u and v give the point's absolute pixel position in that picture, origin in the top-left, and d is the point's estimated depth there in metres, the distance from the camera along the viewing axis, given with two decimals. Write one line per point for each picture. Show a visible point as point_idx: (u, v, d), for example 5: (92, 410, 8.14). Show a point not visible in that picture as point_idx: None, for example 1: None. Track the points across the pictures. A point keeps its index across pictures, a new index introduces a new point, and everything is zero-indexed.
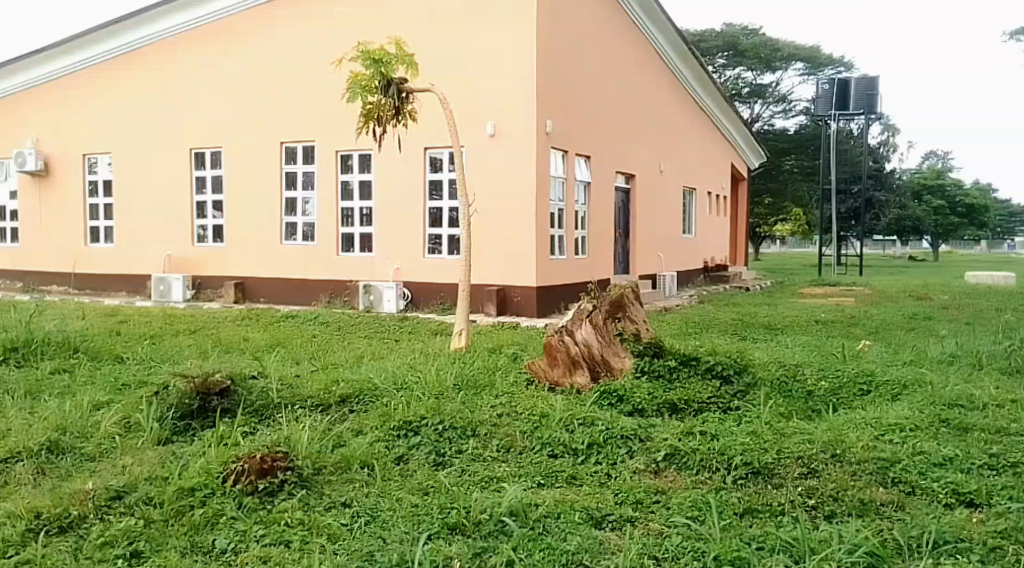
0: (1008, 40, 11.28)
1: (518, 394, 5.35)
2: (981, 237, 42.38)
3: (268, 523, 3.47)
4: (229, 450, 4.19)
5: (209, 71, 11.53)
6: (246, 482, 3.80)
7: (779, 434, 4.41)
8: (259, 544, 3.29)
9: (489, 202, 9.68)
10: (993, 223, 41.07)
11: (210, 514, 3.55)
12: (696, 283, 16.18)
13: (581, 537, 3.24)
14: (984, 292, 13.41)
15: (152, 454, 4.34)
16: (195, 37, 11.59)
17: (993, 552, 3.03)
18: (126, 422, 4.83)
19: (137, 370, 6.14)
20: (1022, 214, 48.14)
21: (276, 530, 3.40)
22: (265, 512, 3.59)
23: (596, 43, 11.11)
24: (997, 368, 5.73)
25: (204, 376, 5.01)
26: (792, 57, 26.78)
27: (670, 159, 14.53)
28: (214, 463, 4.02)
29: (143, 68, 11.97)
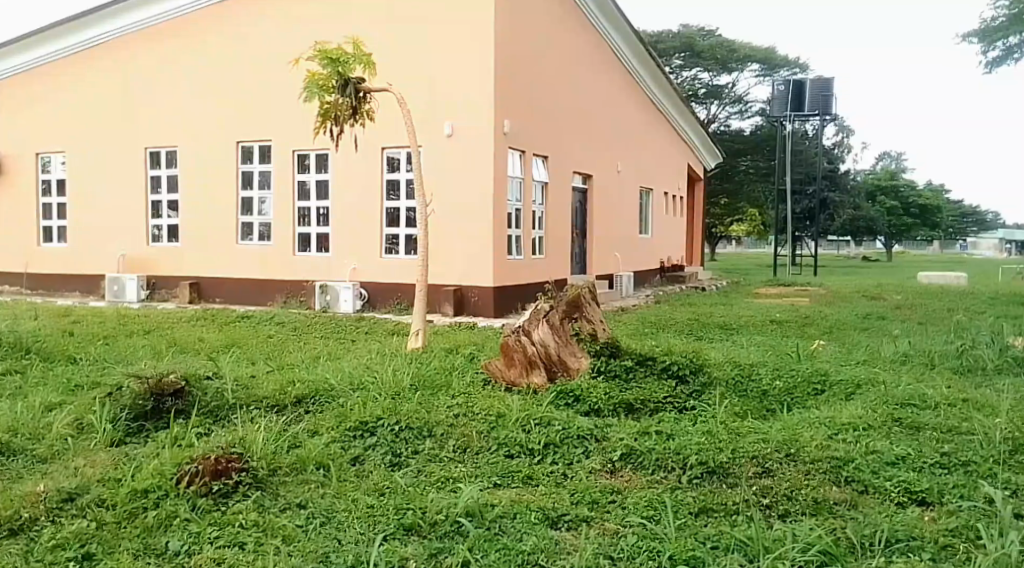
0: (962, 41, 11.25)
1: (475, 394, 5.26)
2: (933, 237, 43.42)
3: (223, 525, 3.32)
4: (184, 451, 4.02)
5: (165, 68, 11.21)
6: (200, 484, 3.64)
7: (734, 434, 4.39)
8: (214, 545, 3.14)
9: (446, 202, 9.57)
10: (945, 224, 42.09)
11: (164, 516, 3.39)
12: (653, 283, 16.27)
13: (537, 537, 3.17)
14: (932, 293, 13.70)
15: (105, 456, 4.15)
16: (150, 35, 11.25)
17: (945, 550, 3.03)
18: (78, 423, 4.62)
19: (90, 371, 5.91)
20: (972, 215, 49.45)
21: (231, 532, 3.25)
22: (220, 513, 3.44)
23: (553, 43, 11.08)
24: (949, 368, 5.81)
25: (158, 377, 4.84)
26: (748, 58, 27.18)
27: (628, 158, 14.59)
28: (167, 464, 3.85)
29: (99, 65, 11.61)
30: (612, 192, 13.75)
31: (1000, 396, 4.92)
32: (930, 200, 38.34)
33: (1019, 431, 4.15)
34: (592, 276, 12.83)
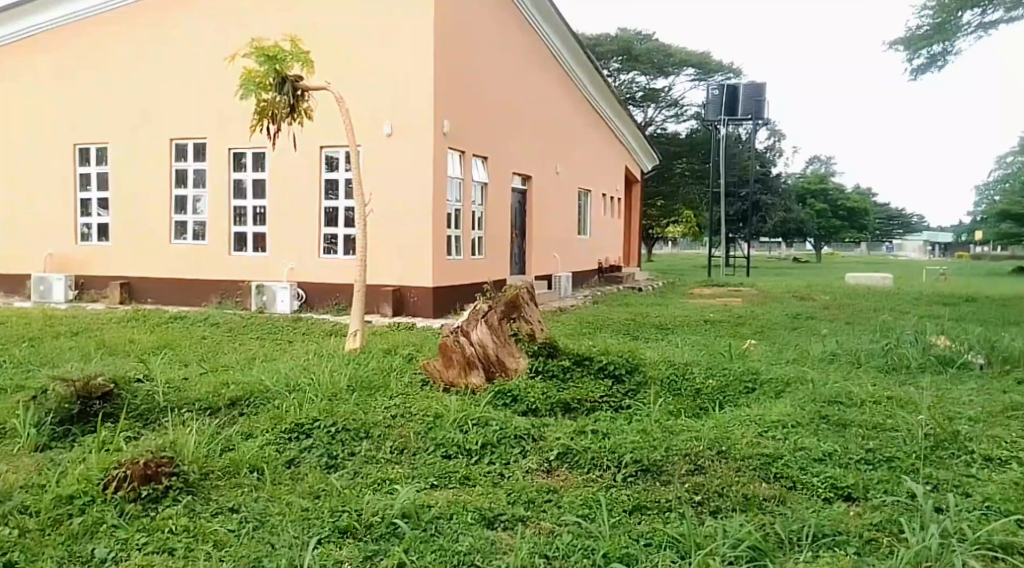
0: (888, 48, 11.40)
1: (413, 395, 5.20)
2: (860, 239, 45.00)
3: (151, 531, 3.20)
4: (112, 456, 3.84)
5: (99, 62, 10.79)
6: (128, 489, 3.50)
7: (668, 432, 4.45)
8: (141, 552, 3.02)
9: (384, 201, 9.46)
10: (872, 226, 43.67)
11: (89, 523, 3.25)
12: (591, 284, 16.41)
13: (474, 538, 3.14)
14: (858, 293, 14.17)
15: (29, 462, 3.96)
16: (82, 27, 10.81)
17: (869, 544, 3.12)
18: (1, 429, 4.40)
19: (13, 374, 5.63)
20: (896, 218, 51.46)
21: (159, 538, 3.13)
22: (149, 519, 3.31)
23: (493, 44, 11.07)
24: (875, 366, 6.00)
25: (85, 380, 4.65)
26: (683, 63, 27.63)
27: (566, 160, 14.71)
28: (94, 469, 3.69)
29: (29, 57, 11.09)
30: (551, 194, 13.83)
31: (922, 393, 5.09)
32: (858, 202, 39.68)
33: (938, 426, 4.31)
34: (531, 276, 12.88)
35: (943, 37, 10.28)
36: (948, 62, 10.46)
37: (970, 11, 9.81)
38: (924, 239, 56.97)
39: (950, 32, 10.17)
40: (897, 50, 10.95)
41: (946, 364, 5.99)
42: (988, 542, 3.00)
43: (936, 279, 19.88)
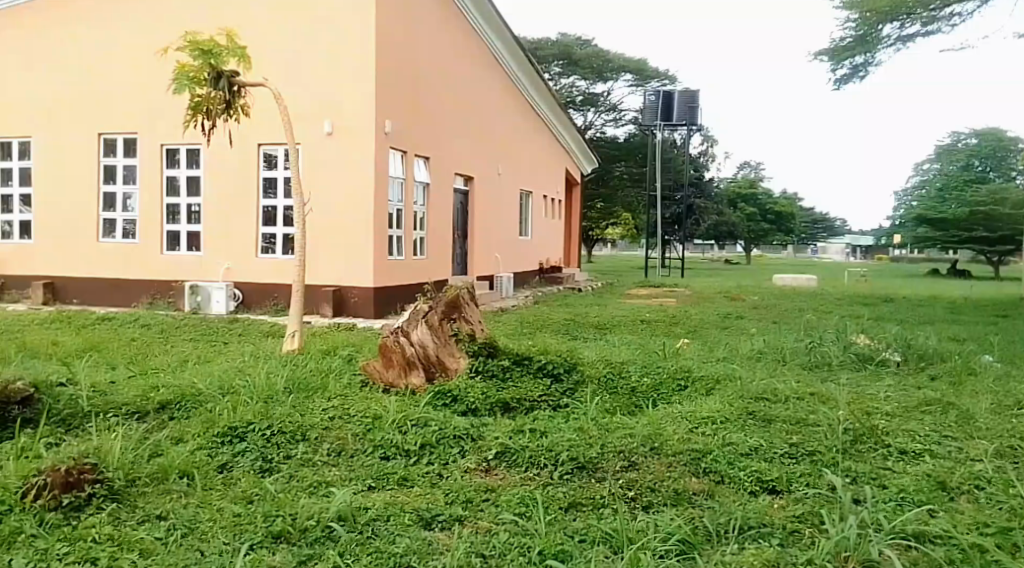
0: (814, 59, 11.67)
1: (351, 396, 5.18)
2: (787, 243, 46.44)
3: (73, 541, 3.12)
4: (31, 464, 3.72)
5: (23, 53, 10.44)
6: (48, 497, 3.41)
7: (604, 430, 4.53)
8: (62, 562, 2.94)
9: (325, 200, 9.37)
10: (798, 230, 45.11)
11: (7, 533, 3.14)
12: (532, 283, 16.53)
13: (410, 539, 3.16)
14: (787, 294, 14.65)
15: None
16: (5, 17, 10.44)
17: (793, 535, 3.24)
18: None
19: None
20: (822, 222, 53.24)
21: (82, 547, 3.05)
22: (70, 528, 3.22)
23: (435, 44, 11.05)
24: (799, 363, 6.23)
25: (3, 384, 4.49)
26: (622, 69, 27.93)
27: (508, 161, 14.77)
28: (12, 478, 3.56)
29: None
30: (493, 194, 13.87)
31: (842, 389, 5.31)
32: (786, 206, 40.92)
33: (858, 421, 4.49)
34: (473, 277, 12.90)
35: (866, 49, 10.56)
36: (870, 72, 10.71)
37: (890, 23, 10.17)
38: (848, 242, 59.05)
39: (871, 44, 10.48)
40: (822, 60, 11.23)
41: (866, 361, 6.24)
42: (903, 531, 3.14)
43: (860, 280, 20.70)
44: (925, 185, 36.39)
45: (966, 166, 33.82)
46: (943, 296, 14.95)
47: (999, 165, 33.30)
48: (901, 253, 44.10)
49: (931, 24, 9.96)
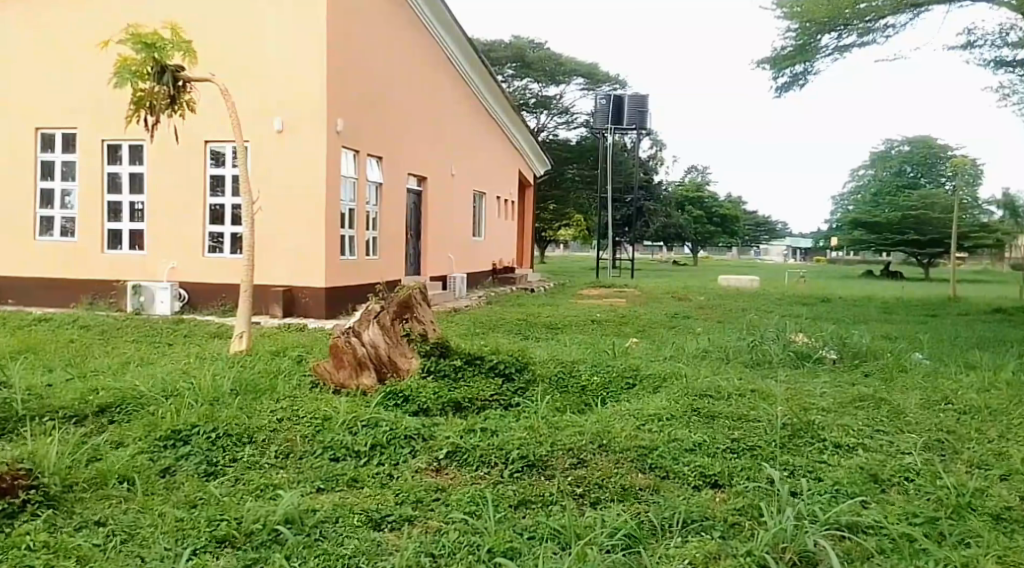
0: (757, 68, 11.86)
1: (300, 397, 5.16)
2: (733, 245, 47.42)
3: (7, 549, 3.05)
4: None
5: None
6: None
7: (553, 428, 4.60)
8: None
9: (275, 199, 9.29)
10: (742, 233, 46.12)
11: None
12: (485, 284, 16.57)
13: (359, 540, 3.18)
14: (732, 294, 15.02)
15: None
16: None
17: (733, 527, 3.35)
18: None
19: None
20: (766, 225, 54.52)
21: (15, 555, 2.99)
22: (2, 536, 3.16)
23: (388, 44, 11.03)
24: (742, 361, 6.41)
25: None
26: (574, 72, 28.15)
27: (461, 162, 14.80)
28: None
29: None
30: (446, 195, 13.89)
31: (781, 386, 5.48)
32: (731, 209, 41.81)
33: (795, 416, 4.65)
34: (425, 277, 12.90)
35: (804, 58, 10.83)
36: (808, 81, 11.07)
37: (828, 34, 10.41)
38: (791, 244, 60.50)
39: (810, 53, 10.72)
40: (765, 67, 11.48)
41: (804, 359, 6.44)
42: (837, 522, 3.27)
43: (801, 281, 21.33)
44: (862, 189, 37.57)
45: (899, 172, 35.06)
46: (875, 296, 15.56)
47: (929, 171, 34.51)
48: (840, 255, 45.43)
49: (867, 36, 10.18)
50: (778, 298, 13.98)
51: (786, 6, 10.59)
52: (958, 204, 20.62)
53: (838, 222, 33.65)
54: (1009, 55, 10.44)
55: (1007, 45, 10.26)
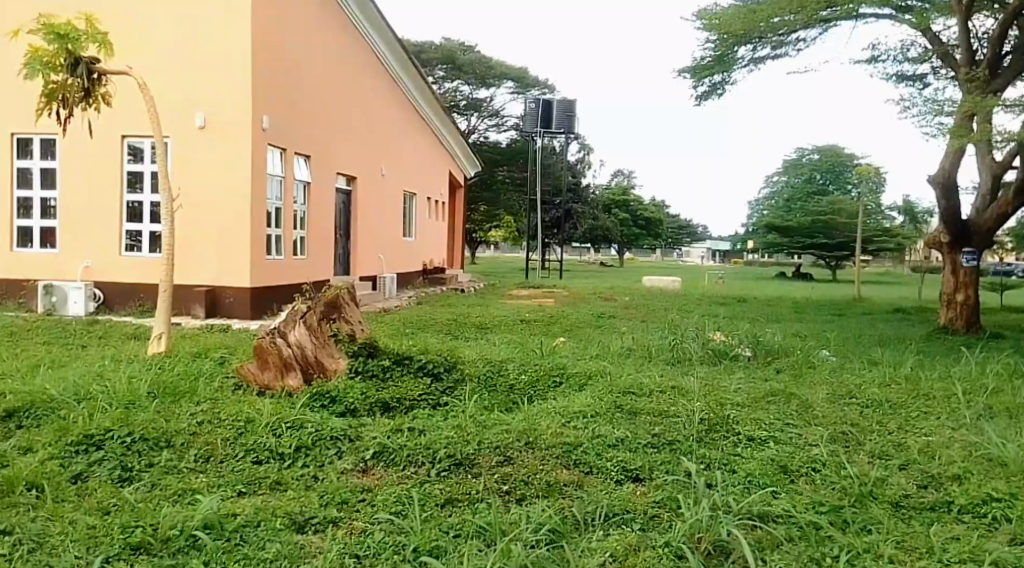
0: (679, 76, 12.02)
1: (222, 400, 5.05)
2: (657, 246, 48.47)
3: None
4: None
5: None
6: None
7: (481, 426, 4.64)
8: None
9: (197, 197, 9.06)
10: (665, 235, 47.23)
11: None
12: (416, 284, 16.50)
13: (281, 543, 3.15)
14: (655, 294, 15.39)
15: None
16: None
17: (652, 519, 3.45)
18: None
19: None
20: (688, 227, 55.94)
21: None
22: None
23: (316, 42, 10.87)
24: (663, 359, 6.58)
25: None
26: (504, 76, 28.25)
27: (391, 162, 14.72)
28: None
29: None
30: (376, 195, 13.80)
31: (700, 383, 5.66)
32: (654, 212, 42.75)
33: (712, 412, 4.81)
34: (354, 277, 12.78)
35: (723, 68, 11.16)
36: (726, 90, 11.51)
37: (745, 46, 10.76)
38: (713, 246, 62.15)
39: (728, 64, 11.07)
40: (686, 76, 11.73)
41: (722, 356, 6.66)
42: (749, 512, 3.40)
43: (719, 282, 22.03)
44: (775, 195, 38.95)
45: (810, 179, 36.53)
46: (786, 296, 16.21)
47: (837, 179, 36.06)
48: (755, 258, 47.00)
49: (780, 48, 10.65)
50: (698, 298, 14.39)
51: (705, 19, 10.87)
52: (861, 210, 21.64)
53: (754, 226, 34.84)
54: (909, 71, 10.99)
55: (908, 60, 10.80)
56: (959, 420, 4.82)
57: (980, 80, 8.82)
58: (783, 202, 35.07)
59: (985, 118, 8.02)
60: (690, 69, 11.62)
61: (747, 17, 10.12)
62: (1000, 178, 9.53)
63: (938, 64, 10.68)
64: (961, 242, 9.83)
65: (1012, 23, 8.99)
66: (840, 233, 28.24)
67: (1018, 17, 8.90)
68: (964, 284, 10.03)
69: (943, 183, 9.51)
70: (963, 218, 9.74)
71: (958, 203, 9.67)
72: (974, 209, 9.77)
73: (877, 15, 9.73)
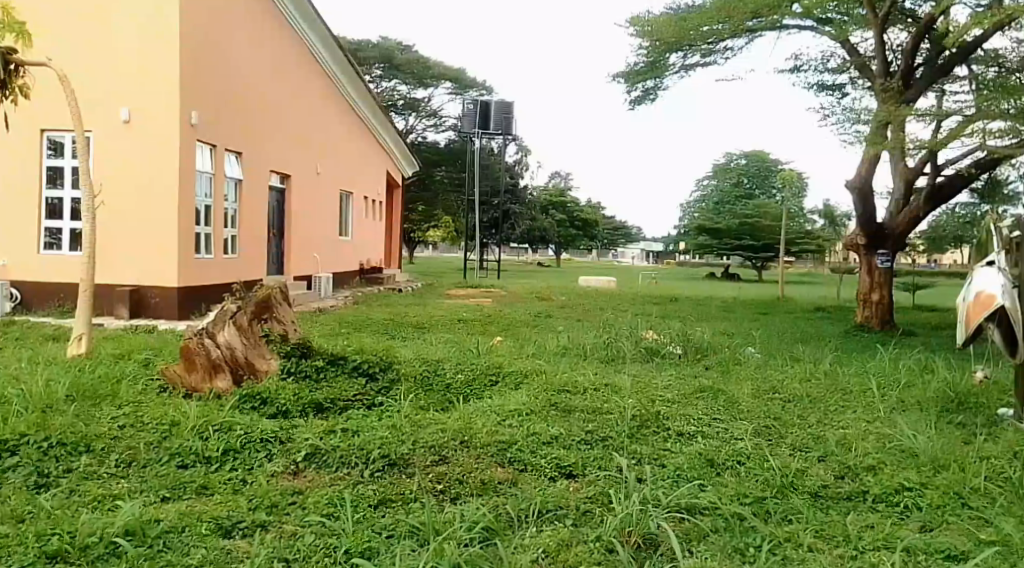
0: (612, 80, 12.21)
1: (146, 403, 4.92)
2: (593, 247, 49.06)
3: None
4: None
5: None
6: None
7: (416, 426, 4.62)
8: None
9: (120, 194, 8.79)
10: (601, 236, 47.88)
11: None
12: (352, 284, 16.32)
13: (207, 549, 3.09)
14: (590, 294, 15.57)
15: None
16: None
17: (585, 514, 3.49)
18: None
19: None
20: (623, 228, 56.83)
21: None
22: None
23: (247, 38, 10.64)
24: (598, 357, 6.68)
25: None
26: (442, 77, 28.15)
27: (326, 160, 14.54)
28: None
29: None
30: (311, 194, 13.61)
31: (633, 380, 5.76)
32: (590, 213, 43.26)
33: (643, 408, 4.91)
34: (288, 277, 12.58)
35: (655, 74, 11.37)
36: (659, 95, 11.73)
37: (676, 53, 10.99)
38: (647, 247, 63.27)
39: (660, 70, 11.28)
40: (620, 81, 11.92)
41: (654, 354, 6.79)
42: (678, 505, 3.48)
43: (653, 282, 22.43)
44: (705, 198, 39.86)
45: (737, 183, 37.56)
46: (717, 296, 16.62)
47: (763, 183, 37.18)
48: (687, 258, 48.01)
49: (710, 56, 10.93)
50: (632, 298, 14.62)
51: (638, 25, 11.06)
52: (784, 213, 22.35)
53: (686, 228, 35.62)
54: (829, 81, 11.41)
55: (828, 70, 11.21)
56: (875, 413, 5.03)
57: (895, 91, 9.28)
58: (712, 205, 35.95)
59: (899, 127, 8.38)
60: (624, 74, 11.82)
61: (679, 25, 10.34)
62: (912, 184, 9.95)
63: (856, 75, 11.12)
64: (876, 244, 10.23)
65: (923, 37, 9.43)
66: (766, 234, 29.14)
67: (929, 31, 9.34)
68: (880, 284, 10.46)
69: (860, 188, 9.91)
70: (878, 222, 10.15)
71: (873, 208, 10.09)
72: (888, 213, 10.19)
73: (800, 26, 10.08)
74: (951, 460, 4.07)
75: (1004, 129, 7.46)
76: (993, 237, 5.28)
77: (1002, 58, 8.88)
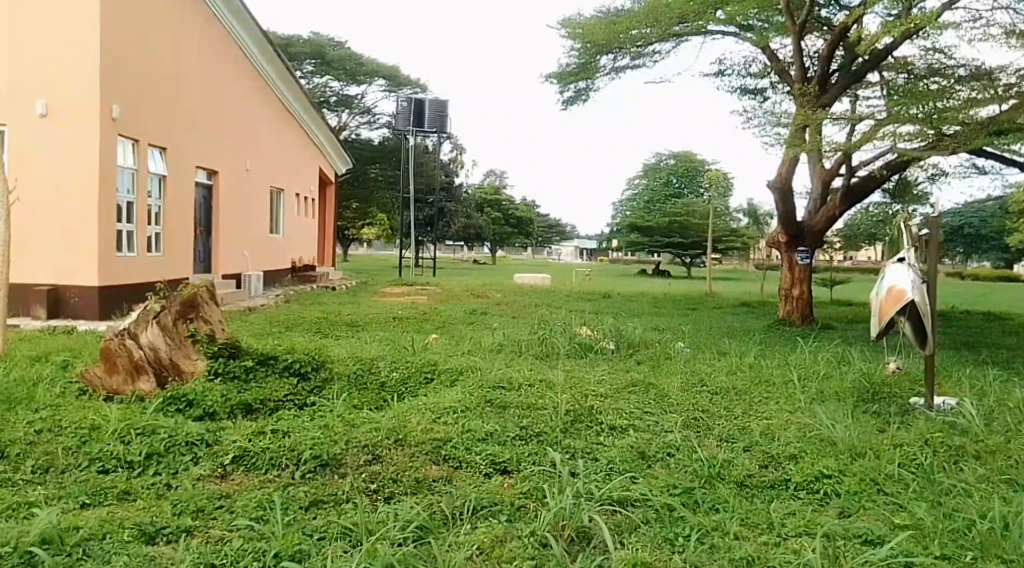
0: (545, 81, 12.28)
1: (65, 406, 4.74)
2: (528, 245, 49.31)
3: None
4: None
5: None
6: None
7: (349, 426, 4.57)
8: None
9: (36, 190, 8.44)
10: (536, 234, 48.14)
11: None
12: (284, 283, 16.02)
13: (128, 556, 3.00)
14: (523, 290, 15.68)
15: None
16: None
17: (520, 510, 3.51)
18: None
19: None
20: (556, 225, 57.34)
21: None
22: None
23: (172, 31, 10.34)
24: (534, 354, 6.73)
25: None
26: (374, 74, 27.84)
27: (256, 157, 14.26)
28: None
29: None
30: (239, 191, 13.32)
31: (565, 376, 5.84)
32: (525, 212, 43.51)
33: (576, 403, 4.98)
34: (216, 275, 12.27)
35: (586, 75, 11.49)
36: (590, 96, 11.86)
37: (606, 55, 11.13)
38: (579, 243, 63.82)
39: (592, 72, 11.42)
40: (552, 81, 12.03)
41: (587, 350, 6.89)
42: (610, 498, 3.56)
43: (589, 280, 22.64)
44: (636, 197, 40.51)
45: (667, 182, 38.36)
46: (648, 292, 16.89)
47: (691, 183, 38.10)
48: (619, 255, 48.76)
49: (639, 59, 11.11)
50: (565, 295, 14.79)
51: (569, 27, 11.16)
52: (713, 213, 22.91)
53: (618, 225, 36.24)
54: (751, 85, 11.75)
55: (750, 75, 11.54)
56: (795, 404, 5.22)
57: (811, 95, 9.59)
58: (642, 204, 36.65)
59: (816, 130, 8.67)
60: (555, 74, 11.92)
61: (609, 27, 10.47)
62: (829, 184, 10.36)
63: (776, 80, 11.49)
64: (796, 242, 10.54)
65: (838, 44, 9.79)
66: (693, 233, 29.97)
67: (843, 38, 9.70)
68: (800, 280, 10.78)
69: (781, 188, 10.26)
70: (798, 221, 10.51)
71: (793, 206, 10.44)
72: (806, 212, 10.57)
73: (724, 32, 10.35)
74: (867, 448, 4.27)
75: (912, 133, 7.94)
76: (903, 235, 5.53)
77: (911, 65, 9.39)
